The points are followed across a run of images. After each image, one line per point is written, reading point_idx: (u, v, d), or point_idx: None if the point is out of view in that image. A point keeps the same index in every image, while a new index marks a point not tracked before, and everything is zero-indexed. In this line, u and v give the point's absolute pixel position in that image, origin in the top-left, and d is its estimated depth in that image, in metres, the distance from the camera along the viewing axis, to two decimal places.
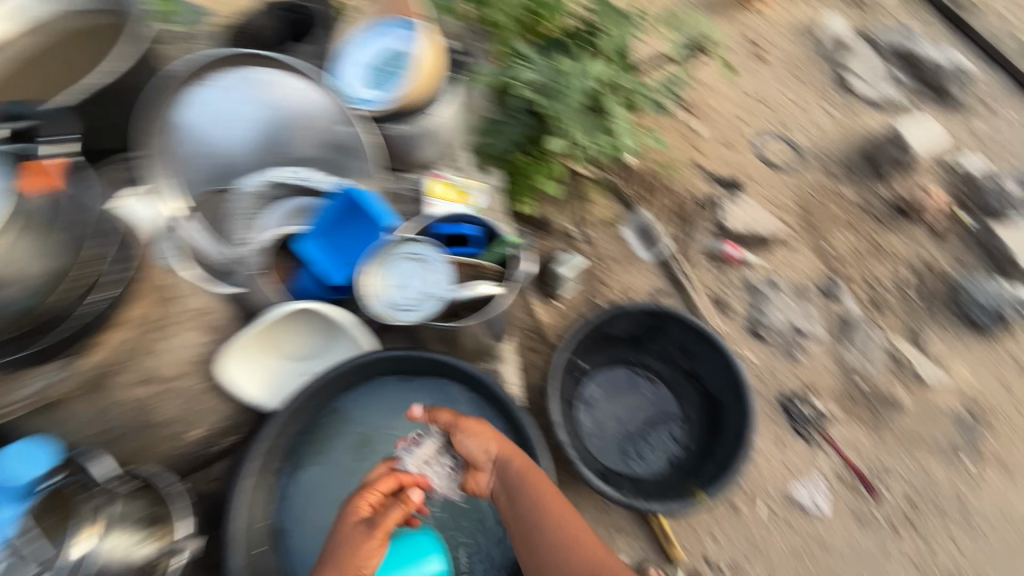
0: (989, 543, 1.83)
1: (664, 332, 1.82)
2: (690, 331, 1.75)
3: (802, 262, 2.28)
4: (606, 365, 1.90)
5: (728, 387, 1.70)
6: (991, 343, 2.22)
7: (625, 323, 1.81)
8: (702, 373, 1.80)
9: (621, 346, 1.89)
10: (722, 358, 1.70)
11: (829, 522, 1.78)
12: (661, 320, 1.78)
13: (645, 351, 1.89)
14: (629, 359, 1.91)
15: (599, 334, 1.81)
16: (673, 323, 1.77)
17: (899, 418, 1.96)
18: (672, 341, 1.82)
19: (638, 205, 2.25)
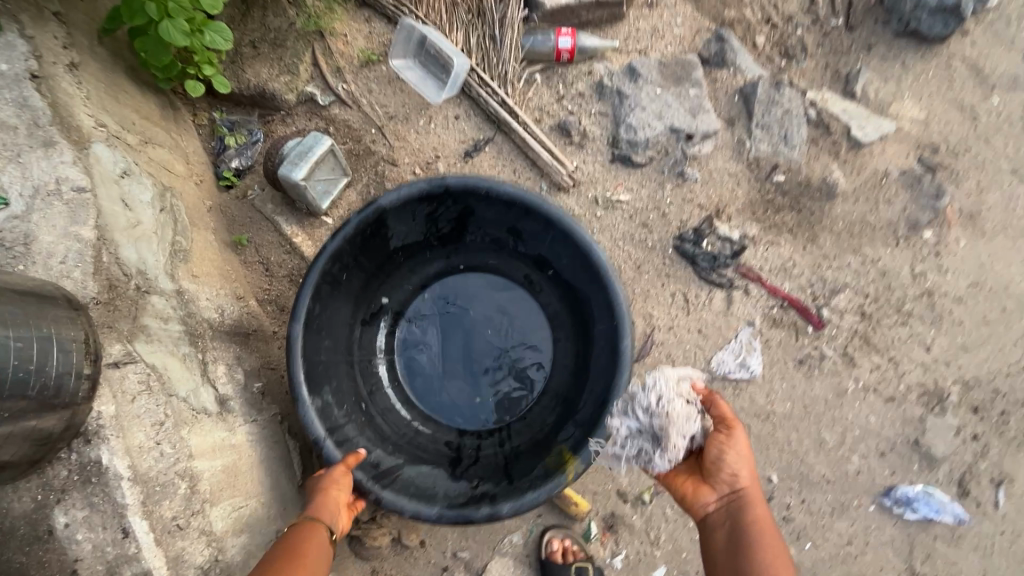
0: (966, 331, 1.39)
1: (472, 216, 1.15)
2: (501, 204, 1.08)
3: (677, 23, 1.53)
4: (415, 286, 1.28)
5: (581, 271, 1.08)
6: (940, 53, 1.60)
7: (406, 224, 1.13)
8: (545, 258, 1.16)
9: (426, 256, 1.24)
10: (561, 232, 1.06)
11: (766, 385, 1.31)
12: (459, 202, 1.10)
13: (465, 249, 1.25)
14: (448, 267, 1.28)
15: (376, 255, 1.13)
16: (475, 200, 1.09)
17: (835, 208, 1.41)
18: (489, 224, 1.17)
19: (407, 10, 1.40)
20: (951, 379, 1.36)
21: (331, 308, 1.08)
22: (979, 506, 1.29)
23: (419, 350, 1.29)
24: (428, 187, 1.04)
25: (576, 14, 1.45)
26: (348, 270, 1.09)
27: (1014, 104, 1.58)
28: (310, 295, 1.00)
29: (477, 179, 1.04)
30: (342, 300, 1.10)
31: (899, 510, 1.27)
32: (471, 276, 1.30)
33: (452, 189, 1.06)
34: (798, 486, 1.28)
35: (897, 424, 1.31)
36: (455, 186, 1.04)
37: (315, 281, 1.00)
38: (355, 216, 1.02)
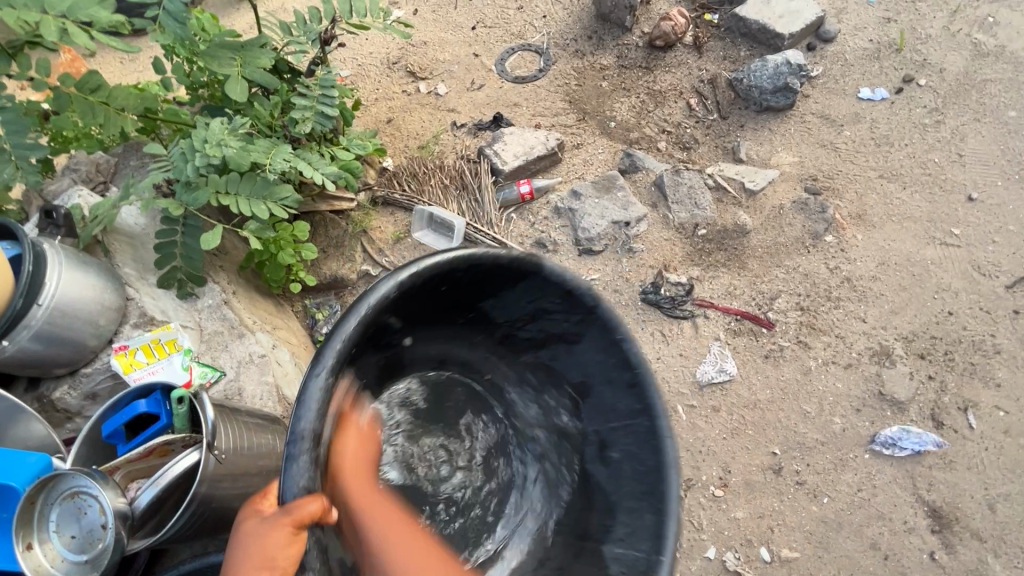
0: (890, 298, 1.76)
1: (572, 341, 1.15)
2: (614, 355, 1.09)
3: (599, 152, 2.18)
4: (438, 353, 1.22)
5: (643, 443, 1.07)
6: (794, 114, 2.19)
7: (518, 298, 1.14)
8: (598, 421, 1.15)
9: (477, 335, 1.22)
10: (649, 423, 1.06)
11: (746, 380, 1.68)
12: (583, 324, 1.13)
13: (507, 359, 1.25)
14: (483, 360, 1.25)
15: (465, 293, 1.11)
16: (595, 330, 1.11)
17: (751, 240, 1.89)
18: (576, 363, 1.16)
19: (416, 198, 2.08)
20: (892, 337, 1.70)
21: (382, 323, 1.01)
22: (956, 431, 1.56)
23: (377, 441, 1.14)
24: (585, 289, 1.08)
25: (527, 169, 2.12)
26: (442, 290, 1.06)
27: (862, 131, 2.11)
28: (391, 288, 0.94)
29: (624, 321, 1.07)
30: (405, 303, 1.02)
31: (889, 451, 1.54)
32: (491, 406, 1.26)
33: (591, 312, 1.10)
34: (800, 453, 1.57)
35: (861, 384, 1.64)
36: (604, 311, 1.08)
37: (425, 272, 0.97)
38: (518, 250, 1.05)
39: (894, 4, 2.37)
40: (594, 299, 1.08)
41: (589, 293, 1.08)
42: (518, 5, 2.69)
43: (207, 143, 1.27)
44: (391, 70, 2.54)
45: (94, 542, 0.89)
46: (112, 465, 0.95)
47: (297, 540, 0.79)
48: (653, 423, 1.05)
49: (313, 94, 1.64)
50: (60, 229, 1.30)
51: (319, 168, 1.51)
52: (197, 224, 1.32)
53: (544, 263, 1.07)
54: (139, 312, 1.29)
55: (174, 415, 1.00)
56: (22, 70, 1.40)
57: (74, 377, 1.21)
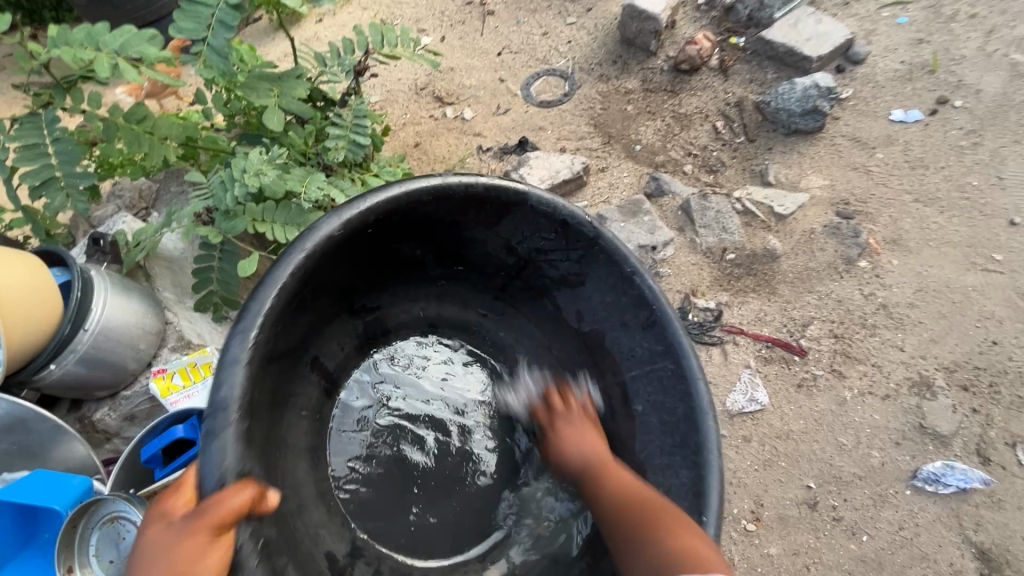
0: (928, 326, 1.70)
1: (578, 279, 1.34)
2: (626, 301, 1.26)
3: (624, 176, 2.18)
4: (428, 313, 1.52)
5: (670, 390, 1.18)
6: (823, 137, 2.16)
7: (507, 239, 1.35)
8: (614, 372, 1.32)
9: (473, 289, 1.51)
10: (673, 364, 1.18)
11: (777, 410, 1.63)
12: (580, 260, 1.31)
13: (509, 317, 1.52)
14: (478, 322, 1.53)
15: (435, 228, 1.33)
16: (601, 268, 1.29)
17: (781, 265, 1.86)
18: (582, 310, 1.37)
19: None
20: (932, 367, 1.64)
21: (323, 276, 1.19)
22: (1004, 468, 1.48)
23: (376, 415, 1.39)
24: (584, 225, 1.26)
25: (552, 193, 2.13)
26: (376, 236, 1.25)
27: (896, 153, 2.07)
28: (336, 225, 1.12)
29: (631, 255, 1.23)
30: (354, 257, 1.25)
31: (932, 488, 1.48)
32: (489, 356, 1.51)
33: (592, 246, 1.28)
34: (836, 487, 1.52)
35: (900, 416, 1.58)
36: (604, 244, 1.25)
37: (380, 204, 1.16)
38: (492, 180, 1.24)
39: (925, 25, 2.34)
40: (594, 230, 1.25)
41: (589, 226, 1.25)
42: (543, 31, 2.74)
43: (246, 173, 1.31)
44: (419, 95, 2.60)
45: None
46: (149, 489, 0.98)
47: (217, 542, 0.84)
48: (677, 364, 1.16)
49: (346, 124, 1.69)
50: (106, 255, 1.36)
51: (352, 195, 1.53)
52: (233, 250, 1.35)
53: (527, 195, 1.25)
54: (177, 336, 1.33)
55: (209, 441, 1.03)
56: (75, 103, 1.48)
57: (114, 399, 1.25)
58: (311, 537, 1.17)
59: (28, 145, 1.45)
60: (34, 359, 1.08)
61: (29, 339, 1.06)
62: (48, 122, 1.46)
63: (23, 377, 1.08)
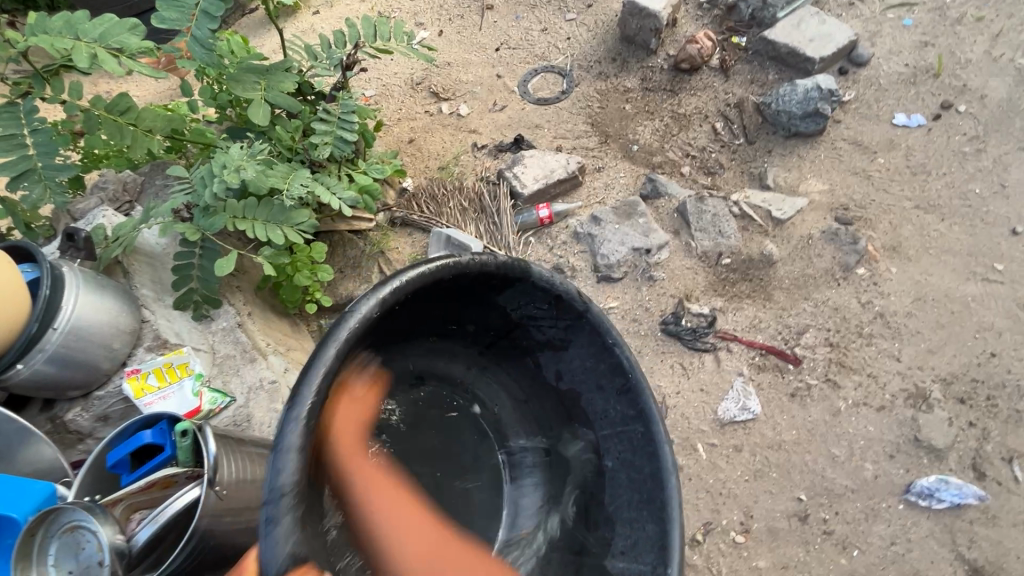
0: (926, 337, 1.67)
1: (557, 348, 1.25)
2: (602, 366, 1.22)
3: (621, 177, 2.14)
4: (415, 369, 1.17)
5: (639, 451, 1.18)
6: (824, 140, 2.12)
7: (500, 308, 1.20)
8: (581, 431, 1.25)
9: (461, 344, 1.24)
10: (644, 428, 1.18)
11: (770, 419, 1.60)
12: (569, 329, 1.23)
13: (494, 371, 1.27)
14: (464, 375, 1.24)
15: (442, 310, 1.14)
16: (583, 336, 1.23)
17: (778, 270, 1.82)
18: (562, 370, 1.25)
19: (433, 219, 2.06)
20: (929, 378, 1.60)
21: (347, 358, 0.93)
22: (1000, 484, 1.45)
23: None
24: (572, 295, 1.19)
25: (547, 192, 2.09)
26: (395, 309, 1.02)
27: (897, 159, 2.03)
28: (372, 307, 0.93)
29: (614, 327, 1.19)
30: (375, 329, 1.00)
31: (926, 502, 1.44)
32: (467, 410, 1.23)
33: (580, 318, 1.21)
34: (828, 500, 1.49)
35: (894, 428, 1.55)
36: (592, 317, 1.19)
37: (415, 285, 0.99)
38: (505, 257, 1.12)
39: (931, 27, 2.29)
40: (583, 304, 1.19)
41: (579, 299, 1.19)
42: (543, 27, 2.70)
43: (225, 169, 1.27)
44: (414, 90, 2.56)
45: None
46: (113, 498, 0.93)
47: None
48: (649, 429, 1.17)
49: (332, 120, 1.65)
50: (80, 252, 1.28)
51: (337, 192, 1.50)
52: (213, 247, 1.32)
53: (532, 269, 1.15)
54: (154, 335, 1.30)
55: (178, 447, 0.99)
56: (55, 93, 1.44)
57: (87, 399, 1.22)
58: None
59: (5, 135, 1.41)
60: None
61: None
62: (26, 112, 1.43)
63: None
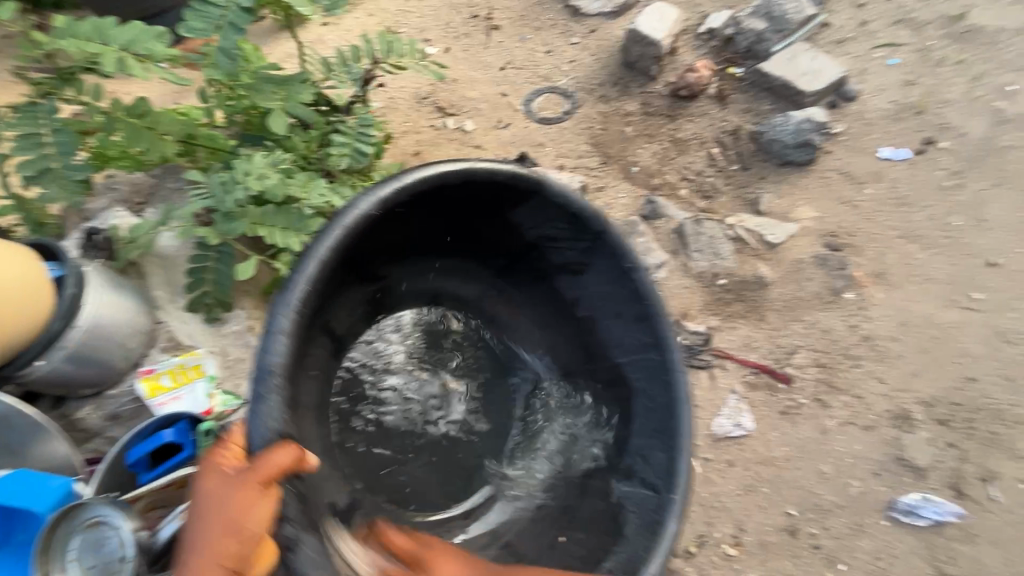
0: (910, 360, 1.75)
1: (575, 271, 1.55)
2: (627, 291, 1.47)
3: (621, 197, 2.22)
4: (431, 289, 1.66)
5: (654, 378, 1.42)
6: (815, 170, 2.22)
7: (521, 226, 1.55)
8: (607, 357, 1.54)
9: (479, 270, 1.68)
10: (659, 355, 1.41)
11: (762, 436, 1.66)
12: (585, 251, 1.51)
13: (509, 295, 1.69)
14: (477, 298, 1.69)
15: (469, 218, 1.54)
16: (603, 258, 1.49)
17: (770, 292, 1.90)
18: (581, 296, 1.57)
19: None
20: (912, 401, 1.68)
21: (354, 255, 1.38)
22: (978, 503, 1.52)
23: (377, 376, 1.55)
24: (592, 218, 1.46)
25: None
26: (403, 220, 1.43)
27: (883, 190, 2.13)
28: (374, 204, 1.30)
29: (631, 253, 1.44)
30: (384, 233, 1.41)
31: (908, 519, 1.51)
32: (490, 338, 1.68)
33: (598, 240, 1.48)
34: (817, 516, 1.54)
35: (879, 447, 1.62)
36: (607, 239, 1.46)
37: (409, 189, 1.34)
38: (515, 172, 1.42)
39: (915, 68, 2.43)
40: (602, 225, 1.45)
41: (598, 219, 1.46)
42: (547, 49, 2.79)
43: (248, 176, 1.31)
44: (421, 105, 2.62)
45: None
46: (135, 494, 0.96)
47: (266, 494, 0.92)
48: (662, 358, 1.40)
49: (349, 133, 1.72)
50: (100, 252, 1.34)
51: (352, 203, 1.53)
52: (230, 252, 1.35)
53: (544, 182, 1.43)
54: (167, 336, 1.33)
55: (198, 445, 1.05)
56: (77, 95, 1.47)
57: (100, 397, 1.23)
58: (319, 488, 1.24)
59: (26, 135, 1.43)
60: (21, 355, 1.06)
61: (18, 334, 1.04)
62: (47, 112, 1.45)
63: (8, 371, 1.06)
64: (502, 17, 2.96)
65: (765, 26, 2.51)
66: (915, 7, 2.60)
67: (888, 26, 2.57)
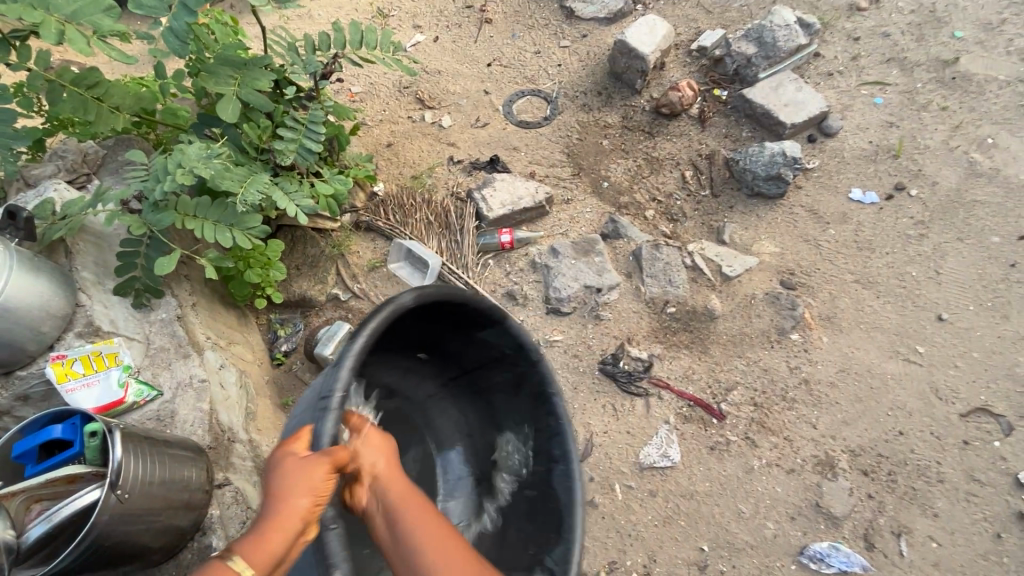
0: (844, 409, 1.76)
1: (509, 394, 1.36)
2: (544, 424, 1.29)
3: (586, 212, 2.20)
4: (391, 385, 1.39)
5: (548, 502, 1.24)
6: (783, 204, 2.21)
7: (487, 340, 1.30)
8: (516, 467, 1.37)
9: (434, 373, 1.45)
10: (564, 469, 1.23)
11: (687, 470, 1.68)
12: (517, 377, 1.32)
13: (454, 400, 1.48)
14: (427, 399, 1.47)
15: (438, 322, 1.28)
16: (530, 387, 1.30)
17: (717, 325, 1.90)
18: (503, 413, 1.41)
19: (393, 231, 2.08)
20: (839, 448, 1.70)
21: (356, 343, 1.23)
22: (885, 556, 1.55)
23: None
24: (533, 347, 1.25)
25: (512, 218, 2.13)
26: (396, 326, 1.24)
27: (847, 232, 2.13)
28: (412, 296, 1.09)
29: (557, 381, 1.26)
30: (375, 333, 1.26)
31: (816, 566, 1.54)
32: (425, 437, 1.46)
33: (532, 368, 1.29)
34: (727, 553, 1.57)
35: (799, 491, 1.64)
36: (540, 371, 1.27)
37: (430, 296, 1.12)
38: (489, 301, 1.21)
39: (899, 109, 2.41)
40: (537, 355, 1.24)
41: (535, 351, 1.25)
42: (536, 49, 2.74)
43: (181, 167, 1.27)
44: (401, 94, 2.57)
45: None
46: (13, 489, 0.94)
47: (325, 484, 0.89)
48: (566, 471, 1.22)
49: (300, 128, 1.68)
50: (19, 233, 1.26)
51: (296, 199, 1.50)
52: (161, 242, 1.33)
53: (508, 318, 1.23)
54: (87, 321, 1.30)
55: (85, 445, 0.99)
56: (20, 60, 1.41)
57: (8, 377, 1.22)
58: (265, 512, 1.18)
59: None
60: None
61: None
62: None
63: None
64: (496, 10, 2.89)
65: (756, 50, 2.47)
66: (909, 47, 2.57)
67: (879, 64, 2.54)
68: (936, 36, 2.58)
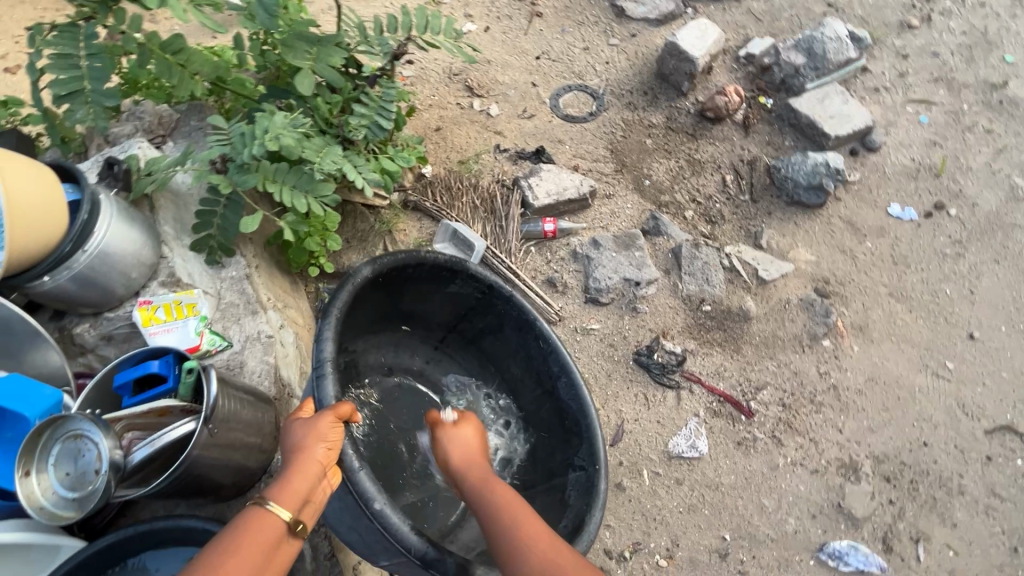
0: (869, 415, 1.81)
1: (496, 332, 1.65)
2: (536, 347, 1.57)
3: (627, 208, 2.25)
4: (386, 362, 1.66)
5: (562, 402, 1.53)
6: (821, 214, 2.24)
7: (456, 293, 1.60)
8: (521, 390, 1.66)
9: (417, 340, 1.72)
10: (567, 380, 1.50)
11: (713, 461, 1.73)
12: (494, 314, 1.62)
13: (445, 361, 1.74)
14: (421, 366, 1.72)
15: (416, 287, 1.56)
16: (511, 321, 1.60)
17: (751, 326, 1.95)
18: (492, 355, 1.70)
19: (439, 212, 2.15)
20: (863, 453, 1.75)
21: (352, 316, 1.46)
22: (901, 559, 1.61)
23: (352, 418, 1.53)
24: (500, 288, 1.57)
25: (555, 208, 2.19)
26: (377, 293, 1.49)
27: (883, 246, 2.16)
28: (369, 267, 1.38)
29: (531, 308, 1.56)
30: (365, 307, 1.49)
31: (833, 563, 1.60)
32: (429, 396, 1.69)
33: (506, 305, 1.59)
34: (748, 544, 1.63)
35: (822, 491, 1.69)
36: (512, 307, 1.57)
37: (384, 265, 1.41)
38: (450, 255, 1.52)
39: (943, 129, 2.43)
40: (507, 292, 1.56)
41: (503, 292, 1.57)
42: (585, 46, 2.79)
43: (267, 133, 1.34)
44: (450, 81, 2.63)
45: (84, 484, 0.97)
46: (116, 415, 1.03)
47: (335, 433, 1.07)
48: (569, 379, 1.50)
49: (372, 105, 1.76)
50: (117, 182, 1.39)
51: (363, 171, 1.57)
52: (239, 202, 1.41)
53: (467, 263, 1.54)
54: (168, 272, 1.39)
55: (181, 381, 1.09)
56: (115, 22, 1.49)
57: (97, 317, 1.31)
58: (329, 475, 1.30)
59: (63, 55, 1.46)
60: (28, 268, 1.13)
61: (28, 248, 1.10)
62: (86, 36, 1.48)
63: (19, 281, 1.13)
64: (547, 5, 2.94)
65: (804, 61, 2.50)
66: (958, 68, 2.58)
67: (926, 82, 2.55)
68: (985, 59, 2.60)
